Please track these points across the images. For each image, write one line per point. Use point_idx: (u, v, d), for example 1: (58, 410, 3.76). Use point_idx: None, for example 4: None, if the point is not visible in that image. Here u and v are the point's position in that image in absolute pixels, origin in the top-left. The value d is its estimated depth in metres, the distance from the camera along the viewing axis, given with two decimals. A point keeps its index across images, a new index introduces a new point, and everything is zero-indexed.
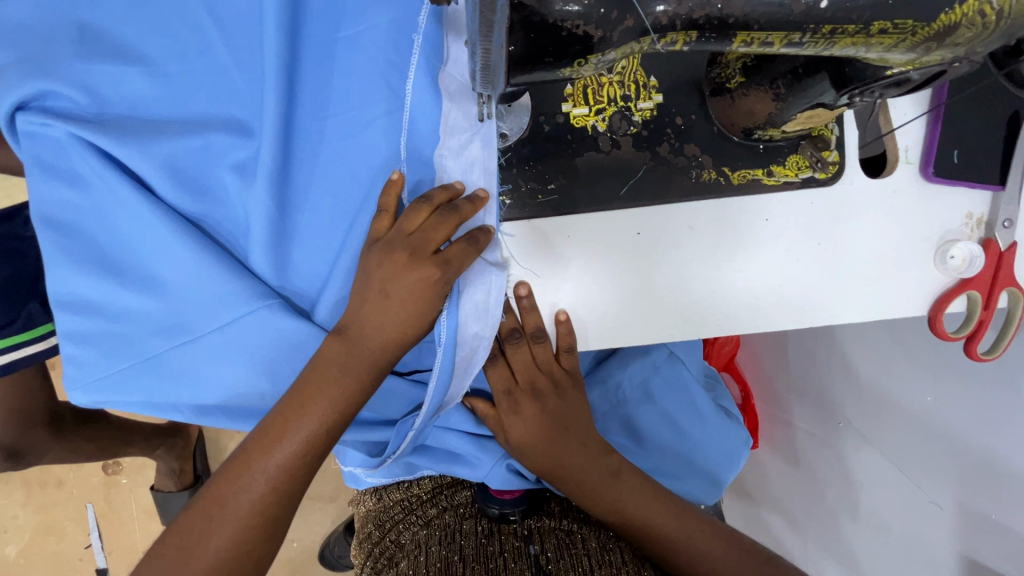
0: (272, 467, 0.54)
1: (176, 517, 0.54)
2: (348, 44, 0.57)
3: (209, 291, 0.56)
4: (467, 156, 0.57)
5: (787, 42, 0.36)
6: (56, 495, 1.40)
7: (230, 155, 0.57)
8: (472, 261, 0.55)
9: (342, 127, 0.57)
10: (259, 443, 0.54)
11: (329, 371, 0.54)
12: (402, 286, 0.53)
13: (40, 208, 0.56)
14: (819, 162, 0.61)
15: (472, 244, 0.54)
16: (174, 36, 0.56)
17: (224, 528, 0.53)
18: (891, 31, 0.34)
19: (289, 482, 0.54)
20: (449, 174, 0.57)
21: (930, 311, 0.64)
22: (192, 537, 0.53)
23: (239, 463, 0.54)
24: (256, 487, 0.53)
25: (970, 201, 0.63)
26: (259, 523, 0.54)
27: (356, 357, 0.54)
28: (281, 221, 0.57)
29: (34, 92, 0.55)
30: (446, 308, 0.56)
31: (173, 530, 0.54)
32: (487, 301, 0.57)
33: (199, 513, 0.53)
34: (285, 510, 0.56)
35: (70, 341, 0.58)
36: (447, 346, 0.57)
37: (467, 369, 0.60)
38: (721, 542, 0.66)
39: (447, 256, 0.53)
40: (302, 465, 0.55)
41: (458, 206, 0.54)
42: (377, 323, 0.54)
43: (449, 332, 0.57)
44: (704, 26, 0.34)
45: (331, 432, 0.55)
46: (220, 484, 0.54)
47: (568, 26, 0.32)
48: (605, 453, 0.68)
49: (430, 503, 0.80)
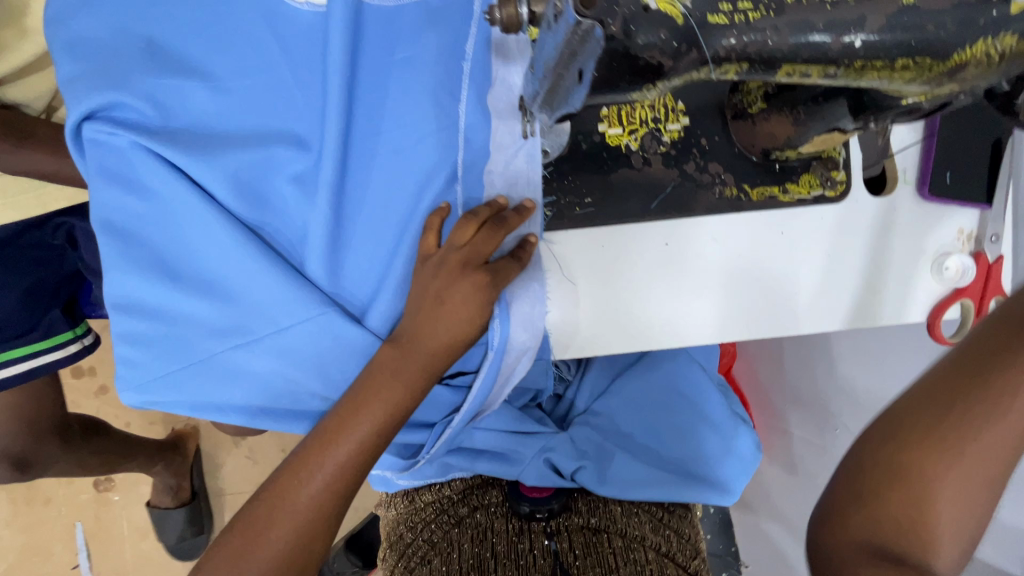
0: (332, 463, 0.56)
1: (241, 507, 0.57)
2: (403, 65, 0.61)
3: (266, 296, 0.59)
4: (514, 171, 0.61)
5: (823, 74, 0.41)
6: (44, 512, 1.36)
7: (289, 167, 0.60)
8: (516, 274, 0.59)
9: (395, 141, 0.61)
10: (321, 441, 0.57)
11: (384, 376, 0.57)
12: (453, 290, 0.57)
13: (103, 214, 0.58)
14: (828, 181, 0.67)
15: (516, 260, 0.59)
16: (239, 54, 0.59)
17: (286, 517, 0.56)
18: (913, 67, 0.40)
19: (346, 478, 0.57)
20: (497, 189, 0.62)
21: (928, 317, 0.70)
22: (257, 525, 0.55)
23: (300, 460, 0.57)
24: (316, 482, 0.56)
25: (961, 217, 0.69)
26: (318, 515, 0.56)
27: (410, 361, 0.57)
28: (337, 230, 0.61)
29: (103, 103, 0.57)
30: (496, 314, 0.60)
31: (240, 518, 0.57)
32: (533, 313, 0.61)
33: (262, 505, 0.56)
34: (339, 507, 0.58)
35: (125, 342, 0.60)
36: (496, 350, 0.61)
37: (508, 377, 0.65)
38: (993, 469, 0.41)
39: (496, 266, 0.58)
40: (358, 462, 0.57)
41: (506, 218, 0.58)
42: (426, 324, 0.57)
43: (501, 339, 0.60)
44: (755, 59, 0.39)
45: (385, 434, 0.58)
46: (282, 478, 0.57)
47: (645, 57, 0.36)
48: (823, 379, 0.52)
49: (462, 502, 0.81)
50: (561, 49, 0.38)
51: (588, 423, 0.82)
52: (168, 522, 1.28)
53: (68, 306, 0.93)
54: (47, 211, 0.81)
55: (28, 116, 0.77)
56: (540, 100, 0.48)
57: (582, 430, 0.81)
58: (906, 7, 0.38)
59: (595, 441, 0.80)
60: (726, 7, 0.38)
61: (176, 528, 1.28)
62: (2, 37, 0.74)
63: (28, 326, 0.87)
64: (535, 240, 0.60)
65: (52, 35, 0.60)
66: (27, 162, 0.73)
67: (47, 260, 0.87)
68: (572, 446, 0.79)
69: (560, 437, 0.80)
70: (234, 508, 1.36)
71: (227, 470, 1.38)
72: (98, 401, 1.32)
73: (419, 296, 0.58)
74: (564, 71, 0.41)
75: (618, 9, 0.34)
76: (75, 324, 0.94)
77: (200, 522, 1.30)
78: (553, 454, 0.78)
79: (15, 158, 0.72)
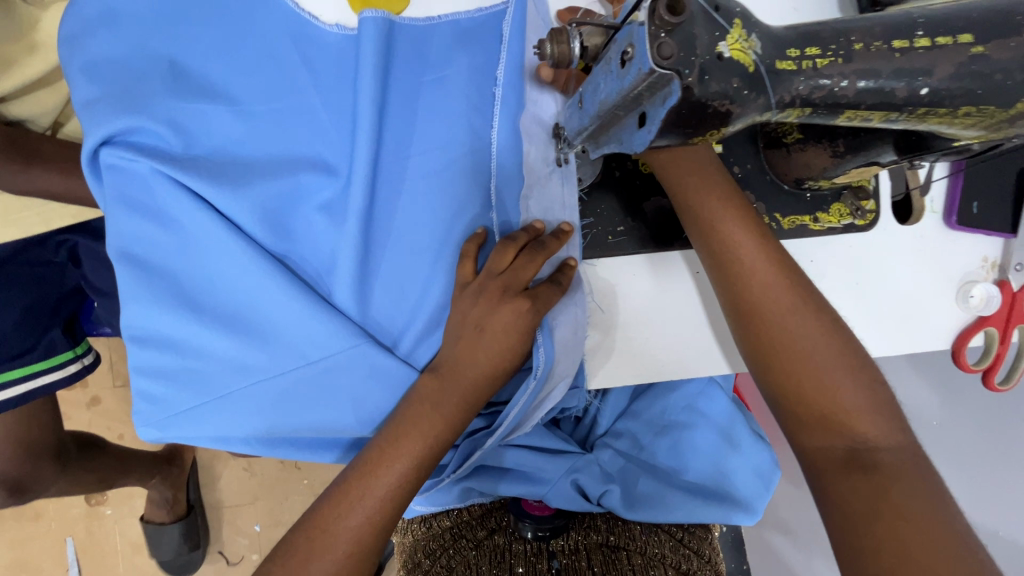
0: (371, 498, 0.55)
1: (280, 540, 0.56)
2: (435, 88, 0.59)
3: (294, 327, 0.58)
4: (551, 196, 0.60)
5: (884, 120, 0.40)
6: (33, 528, 1.30)
7: (317, 195, 0.59)
8: (557, 299, 0.58)
9: (427, 166, 0.59)
10: (361, 472, 0.55)
11: (424, 408, 0.56)
12: (492, 317, 0.56)
13: (121, 244, 0.58)
14: (859, 210, 0.67)
15: (558, 285, 0.57)
16: (265, 78, 0.58)
17: (324, 553, 0.53)
18: (975, 114, 0.39)
19: (385, 513, 0.55)
20: (534, 214, 0.60)
21: (953, 345, 0.70)
22: (293, 561, 0.53)
23: (342, 491, 0.55)
24: (355, 516, 0.54)
25: (987, 246, 0.70)
26: (355, 552, 0.54)
27: (449, 394, 0.56)
28: (365, 258, 0.59)
29: (122, 128, 0.56)
30: (541, 339, 0.58)
31: (278, 552, 0.55)
32: (575, 336, 0.60)
33: (303, 536, 0.54)
34: (376, 545, 0.56)
35: (144, 376, 0.59)
36: (540, 377, 0.59)
37: (543, 401, 0.63)
38: (846, 358, 0.55)
39: (536, 291, 0.57)
40: (397, 497, 0.56)
41: (546, 242, 0.56)
42: (466, 353, 0.56)
43: (545, 364, 0.58)
44: (819, 105, 0.38)
45: (425, 468, 0.57)
46: (323, 508, 0.55)
47: (714, 105, 0.35)
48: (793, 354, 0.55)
49: (479, 526, 0.79)
50: (625, 91, 0.36)
51: (610, 445, 0.79)
52: (165, 539, 1.21)
53: (69, 324, 0.88)
54: (50, 228, 0.79)
55: (34, 132, 0.74)
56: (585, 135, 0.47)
57: (606, 452, 0.78)
58: (975, 55, 0.37)
59: (620, 462, 0.78)
60: (795, 53, 0.37)
61: (172, 544, 1.22)
62: (10, 51, 0.71)
63: (26, 347, 0.82)
64: (575, 262, 0.59)
65: (67, 56, 0.60)
66: (36, 179, 0.70)
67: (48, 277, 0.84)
68: (600, 468, 0.77)
69: (586, 459, 0.77)
70: (231, 521, 1.31)
71: (225, 482, 1.32)
72: (90, 414, 1.27)
73: (457, 325, 0.57)
74: (622, 111, 0.39)
75: (695, 59, 0.33)
76: (77, 343, 0.89)
77: (196, 536, 1.24)
78: (581, 476, 0.75)
79: (26, 178, 0.69)
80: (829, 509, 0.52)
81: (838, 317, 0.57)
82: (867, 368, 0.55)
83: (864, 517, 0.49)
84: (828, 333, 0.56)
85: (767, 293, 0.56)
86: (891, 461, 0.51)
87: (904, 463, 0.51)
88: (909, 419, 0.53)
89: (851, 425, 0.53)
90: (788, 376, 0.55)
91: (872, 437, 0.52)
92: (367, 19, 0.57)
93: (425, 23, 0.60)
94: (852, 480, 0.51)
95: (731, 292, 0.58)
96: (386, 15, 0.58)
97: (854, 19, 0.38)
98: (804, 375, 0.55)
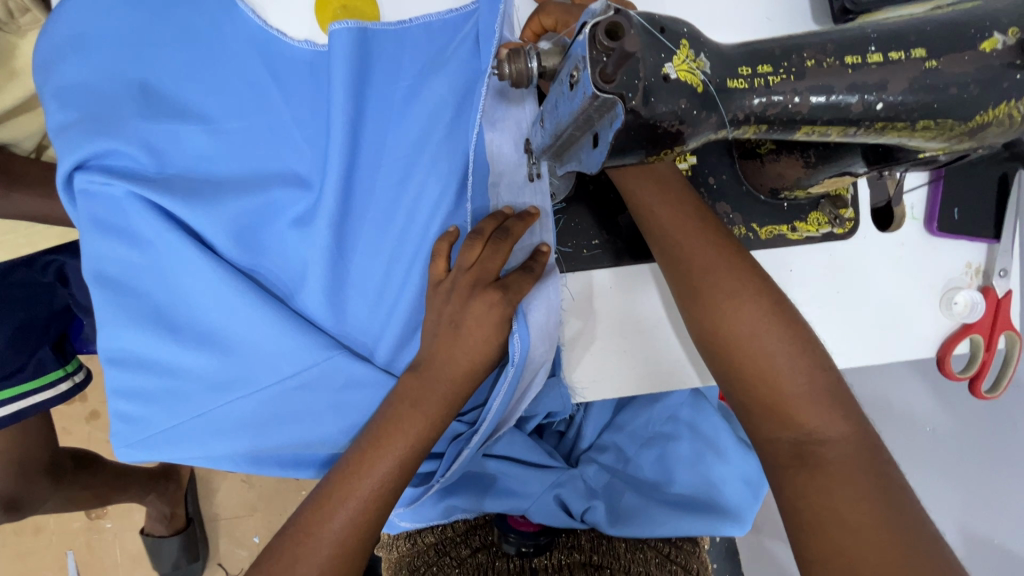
0: (359, 499, 0.54)
1: (267, 545, 0.55)
2: (404, 99, 0.60)
3: (265, 342, 0.58)
4: (519, 180, 0.60)
5: (842, 134, 0.40)
6: (33, 542, 1.27)
7: (290, 209, 0.60)
8: (530, 286, 0.57)
9: (398, 175, 0.60)
10: (345, 475, 0.55)
11: (401, 410, 0.55)
12: (466, 312, 0.55)
13: (96, 266, 0.59)
14: (837, 219, 0.66)
15: (528, 271, 0.57)
16: (236, 97, 0.60)
17: (310, 555, 0.53)
18: (934, 127, 0.39)
19: (371, 513, 0.55)
20: (505, 201, 0.60)
21: (938, 352, 0.69)
22: (281, 563, 0.53)
23: (326, 493, 0.55)
24: (341, 516, 0.54)
25: (970, 252, 0.69)
26: (342, 553, 0.54)
27: (430, 391, 0.56)
28: (337, 268, 0.60)
29: (96, 152, 0.59)
30: (516, 327, 0.57)
31: (267, 555, 0.54)
32: (550, 322, 0.58)
33: (288, 542, 0.54)
34: (363, 547, 0.55)
35: (120, 397, 0.60)
36: (517, 365, 0.58)
37: (525, 392, 0.61)
38: (795, 347, 0.53)
39: (506, 281, 0.56)
40: (382, 498, 0.55)
41: (510, 229, 0.56)
42: (443, 350, 0.56)
43: (521, 353, 0.57)
44: (774, 122, 0.38)
45: (408, 467, 0.56)
46: (308, 513, 0.55)
47: (664, 126, 0.35)
48: (742, 335, 0.54)
49: (463, 543, 0.78)
50: (576, 114, 0.37)
51: (595, 459, 0.79)
52: (160, 551, 1.20)
53: (58, 342, 0.89)
54: (34, 249, 0.80)
55: (19, 156, 0.76)
56: (549, 153, 0.47)
57: (591, 467, 0.78)
58: (929, 69, 0.37)
59: (605, 477, 0.78)
60: (746, 72, 0.37)
61: (170, 557, 1.21)
62: None
63: (16, 366, 0.83)
64: (548, 247, 0.58)
65: (41, 81, 0.62)
66: (20, 208, 0.72)
67: (38, 296, 0.85)
68: (584, 483, 0.76)
69: (571, 474, 0.76)
70: (229, 534, 1.30)
71: (223, 495, 1.32)
72: (89, 428, 1.27)
73: (433, 323, 0.56)
74: (576, 131, 0.39)
75: (639, 82, 0.33)
76: (66, 362, 0.89)
77: (193, 549, 1.23)
78: (563, 490, 0.75)
79: (9, 202, 0.70)
80: (782, 507, 0.52)
81: (786, 302, 0.56)
82: (812, 353, 0.54)
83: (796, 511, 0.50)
84: (778, 315, 0.54)
85: (716, 275, 0.56)
86: (836, 457, 0.50)
87: (850, 457, 0.50)
88: (859, 412, 0.52)
89: (795, 416, 0.52)
90: (734, 364, 0.54)
91: (816, 428, 0.51)
92: (336, 31, 0.58)
93: (396, 27, 0.60)
94: (798, 477, 0.51)
95: (679, 276, 0.57)
96: (356, 24, 0.58)
97: (806, 35, 0.38)
98: (748, 364, 0.54)
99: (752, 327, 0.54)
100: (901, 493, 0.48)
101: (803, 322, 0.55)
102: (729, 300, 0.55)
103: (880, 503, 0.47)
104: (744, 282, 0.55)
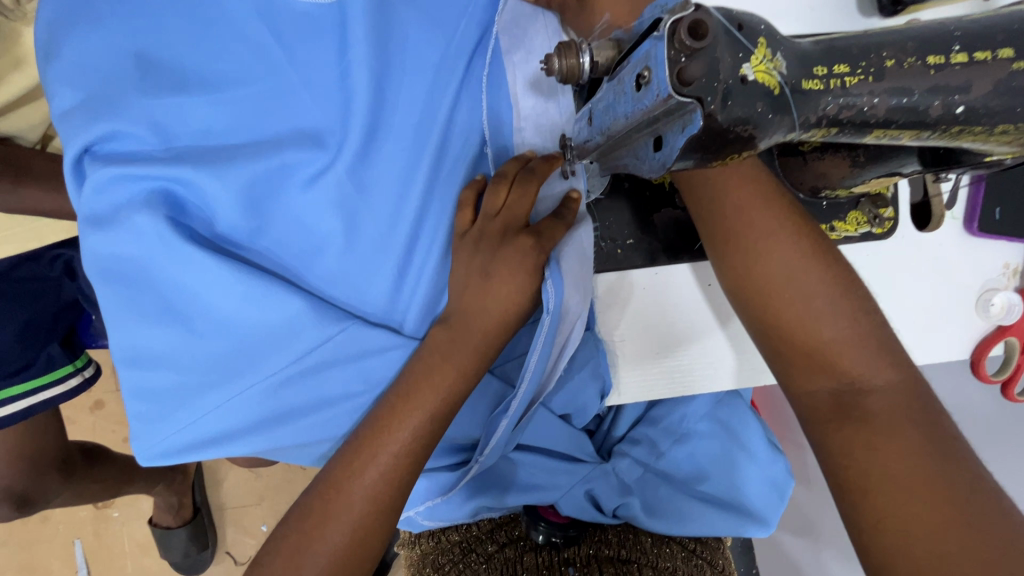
0: (393, 455, 0.53)
1: (295, 504, 0.54)
2: (423, 54, 0.58)
3: (279, 309, 0.56)
4: (546, 133, 0.59)
5: (913, 138, 0.37)
6: (41, 531, 1.26)
7: (304, 170, 0.58)
8: (562, 233, 0.56)
9: (419, 137, 0.58)
10: (374, 431, 0.53)
11: (429, 369, 0.54)
12: (495, 262, 0.54)
13: (102, 253, 0.57)
14: (876, 218, 0.64)
15: (560, 218, 0.56)
16: (245, 57, 0.57)
17: (341, 513, 0.52)
18: (1012, 133, 0.37)
19: (404, 467, 0.53)
20: (529, 142, 0.59)
21: (972, 355, 0.68)
22: (313, 519, 0.52)
23: (355, 449, 0.53)
24: (371, 473, 0.52)
25: (1009, 252, 0.67)
26: (373, 510, 0.52)
27: (459, 345, 0.54)
28: (355, 235, 0.59)
29: (99, 134, 0.56)
30: (549, 274, 0.55)
31: (297, 509, 0.54)
32: (581, 272, 0.57)
33: (318, 499, 0.52)
34: (396, 501, 0.54)
35: (137, 394, 0.59)
36: (552, 314, 0.55)
37: (564, 346, 0.59)
38: (834, 286, 0.52)
39: (538, 228, 0.55)
40: (412, 455, 0.53)
41: (535, 167, 0.55)
42: (473, 305, 0.54)
43: (556, 302, 0.55)
44: (846, 125, 0.36)
45: (437, 424, 0.54)
46: (339, 470, 0.53)
47: (736, 131, 0.32)
48: (778, 275, 0.53)
49: (489, 540, 0.78)
50: (641, 116, 0.34)
51: (628, 453, 0.75)
52: (170, 543, 1.19)
53: (66, 338, 0.86)
54: (43, 244, 0.78)
55: (22, 148, 0.73)
56: (596, 150, 0.44)
57: (624, 461, 0.75)
58: (1015, 71, 0.35)
59: (638, 471, 0.75)
60: (822, 71, 0.34)
61: (179, 547, 1.20)
62: None
63: (25, 361, 0.81)
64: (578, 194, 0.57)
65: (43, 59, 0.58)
66: (28, 198, 0.69)
67: (44, 287, 0.83)
68: (616, 479, 0.75)
69: (602, 470, 0.74)
70: (237, 522, 1.30)
71: (230, 483, 1.31)
72: (94, 418, 1.25)
73: (462, 274, 0.55)
74: (633, 129, 0.37)
75: (718, 84, 0.31)
76: (75, 357, 0.87)
77: (203, 537, 1.23)
78: (594, 487, 0.74)
79: (15, 185, 0.68)
80: (825, 463, 0.51)
81: (824, 242, 0.54)
82: (853, 295, 0.52)
83: (841, 464, 0.49)
84: (815, 255, 0.53)
85: (753, 215, 0.54)
86: (880, 406, 0.49)
87: (894, 405, 0.49)
88: (904, 361, 0.51)
89: (837, 364, 0.51)
90: (770, 311, 0.53)
91: (859, 376, 0.50)
92: None
93: None
94: (840, 429, 0.50)
95: (711, 218, 0.55)
96: None
97: (884, 33, 0.36)
98: (785, 309, 0.52)
99: (788, 266, 0.53)
100: (952, 443, 0.47)
101: (843, 263, 0.54)
102: (764, 240, 0.53)
103: (931, 451, 0.46)
104: (782, 221, 0.54)
